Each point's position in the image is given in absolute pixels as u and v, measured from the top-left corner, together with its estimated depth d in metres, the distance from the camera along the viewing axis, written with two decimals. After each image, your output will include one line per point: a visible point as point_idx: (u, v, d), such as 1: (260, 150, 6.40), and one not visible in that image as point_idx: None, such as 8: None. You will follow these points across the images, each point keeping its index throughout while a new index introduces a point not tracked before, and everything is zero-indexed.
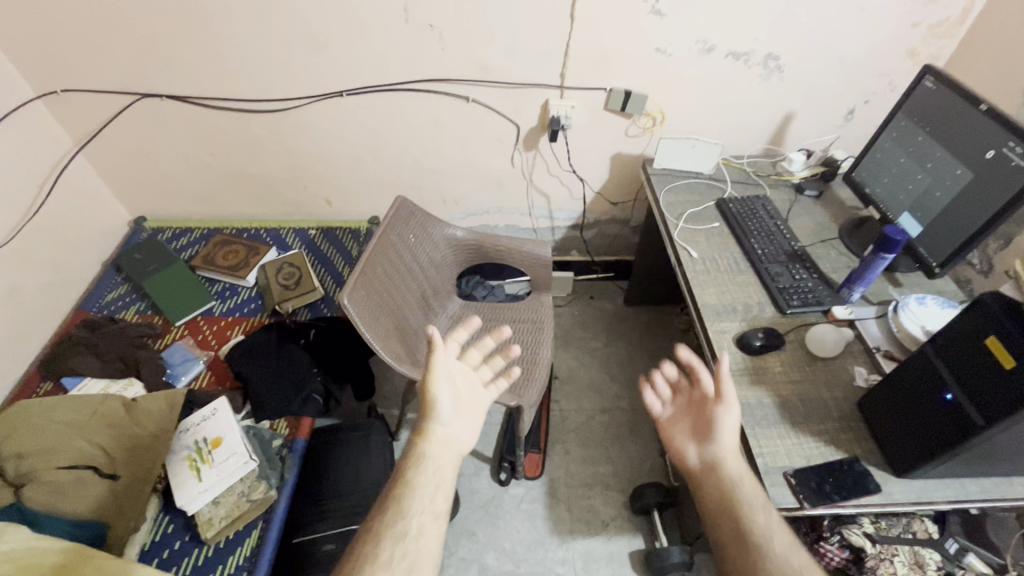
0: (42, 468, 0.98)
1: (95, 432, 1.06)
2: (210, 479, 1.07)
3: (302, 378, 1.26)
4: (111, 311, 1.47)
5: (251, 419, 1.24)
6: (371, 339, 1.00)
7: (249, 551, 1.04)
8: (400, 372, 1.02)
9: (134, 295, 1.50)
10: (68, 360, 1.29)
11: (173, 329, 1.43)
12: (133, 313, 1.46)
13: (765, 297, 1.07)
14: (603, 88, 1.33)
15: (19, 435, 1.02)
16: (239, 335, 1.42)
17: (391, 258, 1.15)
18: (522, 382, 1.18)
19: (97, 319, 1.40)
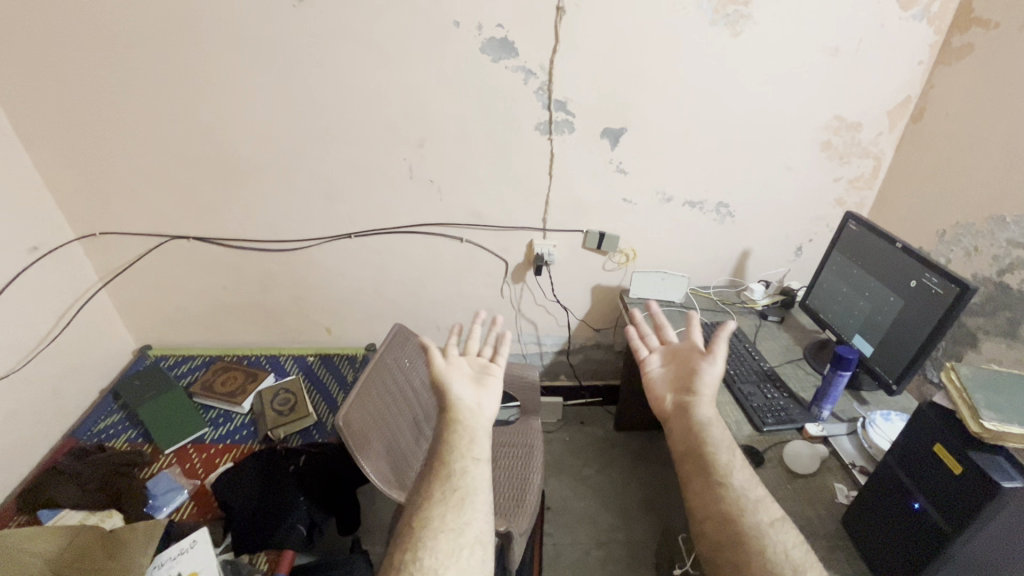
0: None
1: (66, 565, 1.01)
2: None
3: (289, 505, 1.24)
4: (101, 439, 1.47)
5: (230, 552, 1.21)
6: (363, 462, 1.03)
7: None
8: (390, 496, 1.03)
9: (127, 423, 1.52)
10: (49, 492, 1.27)
11: (162, 457, 1.43)
12: (122, 441, 1.47)
13: (741, 415, 1.12)
14: (580, 230, 1.53)
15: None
16: (228, 462, 1.42)
17: (386, 383, 1.21)
18: (511, 506, 1.17)
19: (86, 447, 1.40)
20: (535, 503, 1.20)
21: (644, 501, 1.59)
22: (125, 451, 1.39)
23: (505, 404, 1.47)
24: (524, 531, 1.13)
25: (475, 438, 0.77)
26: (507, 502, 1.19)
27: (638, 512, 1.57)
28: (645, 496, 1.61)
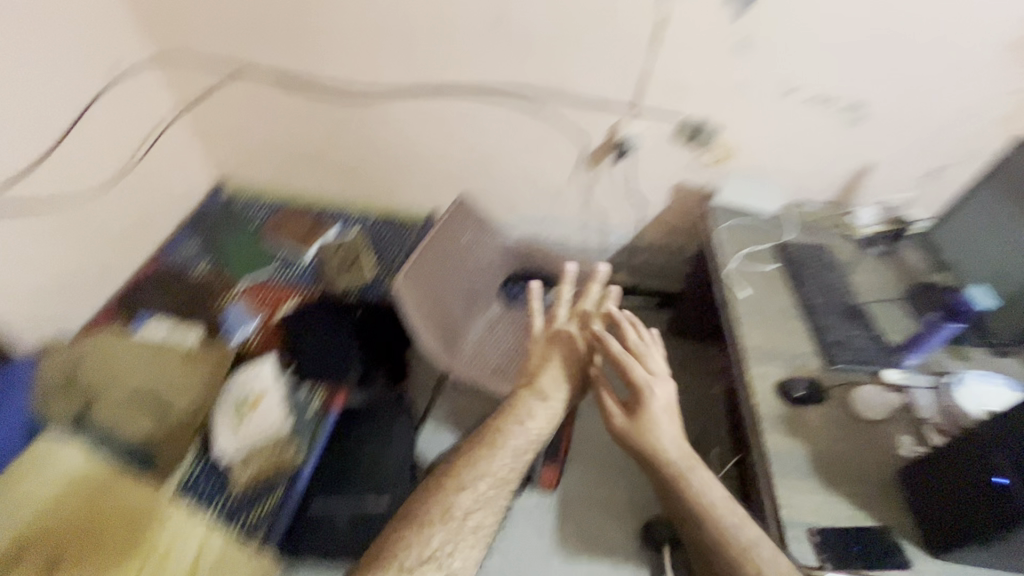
0: (114, 390, 1.13)
1: (159, 369, 1.18)
2: (247, 431, 1.14)
3: (344, 351, 1.29)
4: (180, 262, 1.55)
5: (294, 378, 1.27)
6: (415, 327, 1.08)
7: (268, 509, 1.09)
8: (436, 362, 1.10)
9: (202, 251, 1.58)
10: (143, 304, 1.41)
11: (233, 290, 1.49)
12: (199, 268, 1.54)
13: (813, 348, 1.04)
14: (677, 115, 1.34)
15: (102, 356, 1.17)
16: (291, 305, 1.47)
17: (443, 256, 1.21)
18: None
19: (172, 270, 1.51)
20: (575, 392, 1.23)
21: None
22: (204, 280, 1.49)
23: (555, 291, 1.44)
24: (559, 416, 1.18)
25: (515, 424, 0.84)
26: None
27: None
28: None
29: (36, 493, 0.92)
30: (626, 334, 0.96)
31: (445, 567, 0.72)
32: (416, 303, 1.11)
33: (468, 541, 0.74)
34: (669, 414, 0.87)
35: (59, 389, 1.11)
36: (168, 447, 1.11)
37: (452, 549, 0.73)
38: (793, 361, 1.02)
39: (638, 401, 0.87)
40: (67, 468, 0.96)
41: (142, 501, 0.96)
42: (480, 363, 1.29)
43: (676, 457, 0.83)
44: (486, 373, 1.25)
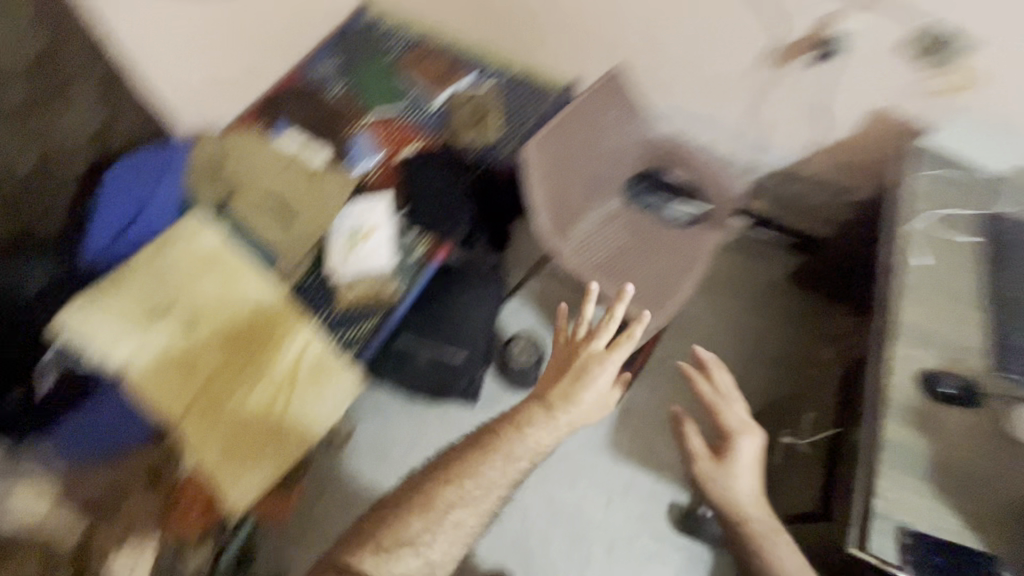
0: (253, 188, 1.21)
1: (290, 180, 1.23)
2: (357, 258, 1.19)
3: (455, 207, 1.27)
4: (314, 80, 1.49)
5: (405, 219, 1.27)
6: (530, 193, 1.10)
7: (363, 333, 1.16)
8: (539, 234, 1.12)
9: (336, 72, 1.50)
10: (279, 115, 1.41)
11: (360, 121, 1.43)
12: (332, 91, 1.48)
13: (978, 342, 0.89)
14: (920, 17, 1.05)
15: (246, 156, 1.24)
16: (412, 150, 1.40)
17: (579, 131, 1.17)
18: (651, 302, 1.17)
19: (306, 87, 1.47)
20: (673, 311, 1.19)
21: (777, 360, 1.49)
22: (336, 104, 1.44)
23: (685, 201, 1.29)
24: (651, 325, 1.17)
25: (512, 432, 0.93)
26: (649, 294, 1.20)
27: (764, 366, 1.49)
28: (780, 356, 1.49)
29: (176, 267, 1.03)
30: (699, 385, 1.10)
31: (423, 553, 0.84)
32: (538, 172, 1.11)
33: (447, 533, 0.86)
34: (751, 467, 1.02)
35: (208, 175, 1.21)
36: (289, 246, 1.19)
37: (430, 537, 0.85)
38: (949, 353, 0.88)
39: (725, 446, 1.04)
40: (198, 254, 1.05)
41: (254, 303, 1.04)
42: (591, 254, 1.24)
43: (757, 517, 0.98)
44: (594, 265, 1.23)
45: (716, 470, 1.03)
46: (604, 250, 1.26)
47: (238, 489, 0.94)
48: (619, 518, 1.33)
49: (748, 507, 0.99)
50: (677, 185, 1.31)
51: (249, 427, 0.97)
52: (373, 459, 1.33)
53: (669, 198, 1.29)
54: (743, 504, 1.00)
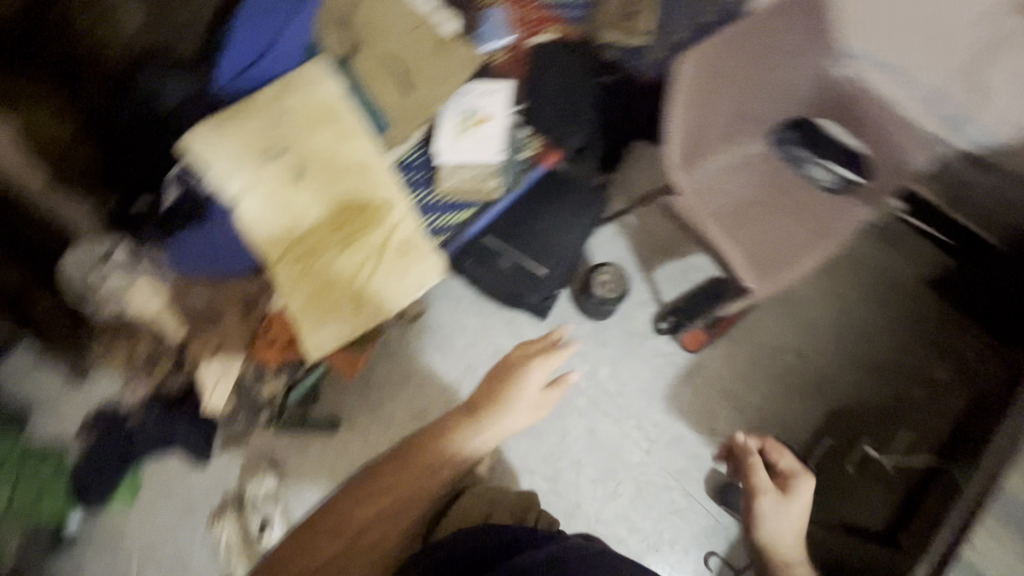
0: (377, 46, 1.12)
1: (418, 45, 1.13)
2: (465, 144, 1.13)
3: (581, 112, 1.20)
4: None
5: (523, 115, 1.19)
6: (670, 113, 0.93)
7: (459, 220, 1.14)
8: (669, 162, 0.99)
9: None
10: None
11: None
12: None
13: None
14: None
15: (376, 12, 1.13)
16: (549, 37, 1.25)
17: (748, 50, 0.99)
18: (770, 266, 1.07)
19: None
20: (795, 279, 1.08)
21: (877, 361, 1.36)
22: None
23: (832, 166, 1.20)
24: (749, 285, 1.05)
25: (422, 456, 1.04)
26: (756, 256, 1.07)
27: (859, 363, 1.36)
28: (881, 358, 1.36)
29: (294, 110, 0.98)
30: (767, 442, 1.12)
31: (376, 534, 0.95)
32: (695, 92, 0.95)
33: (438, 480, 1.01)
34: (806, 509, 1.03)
35: (335, 19, 1.12)
36: (399, 120, 1.12)
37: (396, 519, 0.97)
38: None
39: (789, 481, 1.04)
40: (315, 99, 0.99)
41: (363, 166, 1.02)
42: (705, 196, 1.10)
43: (795, 560, 0.99)
44: (705, 208, 1.09)
45: (780, 501, 1.02)
46: (720, 196, 1.12)
47: (316, 337, 0.98)
48: (657, 467, 1.32)
49: (791, 549, 1.00)
50: (835, 141, 1.22)
51: (337, 286, 0.99)
52: (437, 343, 1.39)
53: (817, 153, 1.21)
54: (786, 546, 1.01)
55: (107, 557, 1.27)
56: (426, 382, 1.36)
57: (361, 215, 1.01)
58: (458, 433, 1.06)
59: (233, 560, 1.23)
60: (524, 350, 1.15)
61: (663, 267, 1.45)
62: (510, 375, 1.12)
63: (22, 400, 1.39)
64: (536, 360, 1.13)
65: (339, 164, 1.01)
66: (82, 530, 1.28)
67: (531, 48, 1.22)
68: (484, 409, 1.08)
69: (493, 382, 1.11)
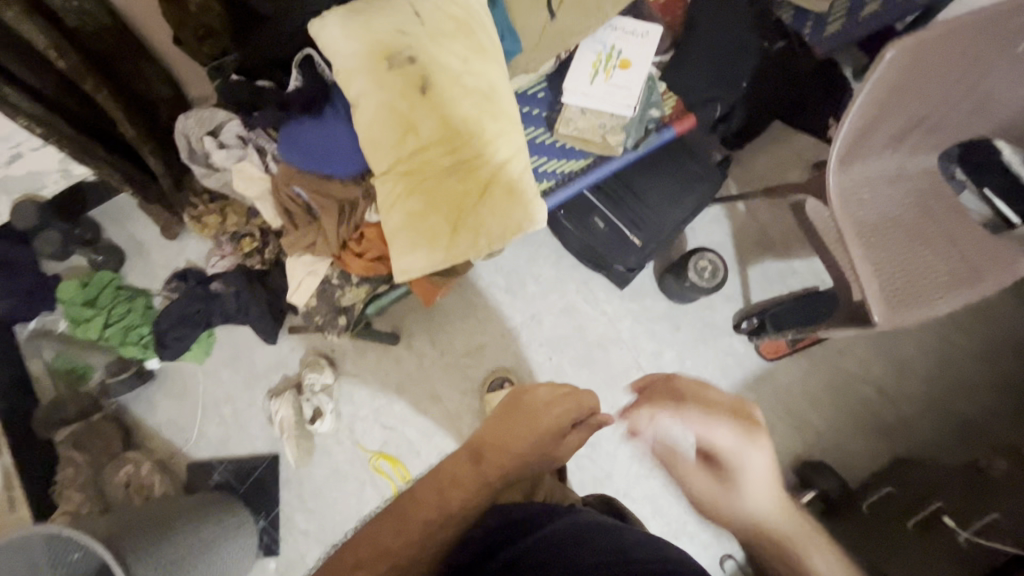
0: None
1: None
2: (597, 90, 1.03)
3: (735, 77, 1.07)
4: None
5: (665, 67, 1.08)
6: (854, 104, 0.81)
7: (570, 170, 1.07)
8: (828, 162, 0.87)
9: None
10: None
11: None
12: None
13: None
14: None
15: None
16: None
17: (961, 48, 0.82)
18: (901, 299, 0.95)
19: None
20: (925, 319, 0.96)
21: (966, 421, 1.25)
22: None
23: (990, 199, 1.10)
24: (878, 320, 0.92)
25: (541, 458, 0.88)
26: (890, 285, 0.96)
27: (946, 416, 1.26)
28: (970, 418, 1.25)
29: (428, 13, 0.90)
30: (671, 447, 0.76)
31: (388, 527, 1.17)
32: (888, 86, 0.81)
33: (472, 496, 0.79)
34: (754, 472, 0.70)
35: None
36: (533, 46, 1.01)
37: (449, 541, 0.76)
38: None
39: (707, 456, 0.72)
40: (457, 7, 0.91)
41: (490, 94, 0.95)
42: (852, 204, 0.98)
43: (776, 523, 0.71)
44: (851, 220, 0.97)
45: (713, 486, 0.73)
46: (867, 206, 1.00)
47: (403, 261, 0.97)
48: None
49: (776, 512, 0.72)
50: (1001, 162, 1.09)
51: (437, 213, 0.96)
52: (509, 285, 1.37)
53: (982, 179, 1.10)
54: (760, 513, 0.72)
55: (175, 401, 1.38)
56: (491, 320, 1.36)
57: (472, 142, 0.95)
58: (468, 471, 0.81)
59: (284, 437, 1.30)
60: (534, 399, 0.91)
61: (759, 265, 1.36)
62: (533, 413, 0.89)
63: (119, 241, 1.47)
64: (559, 404, 0.91)
65: (462, 82, 0.93)
66: (157, 372, 1.40)
67: None
68: (503, 453, 0.83)
69: (512, 421, 0.87)
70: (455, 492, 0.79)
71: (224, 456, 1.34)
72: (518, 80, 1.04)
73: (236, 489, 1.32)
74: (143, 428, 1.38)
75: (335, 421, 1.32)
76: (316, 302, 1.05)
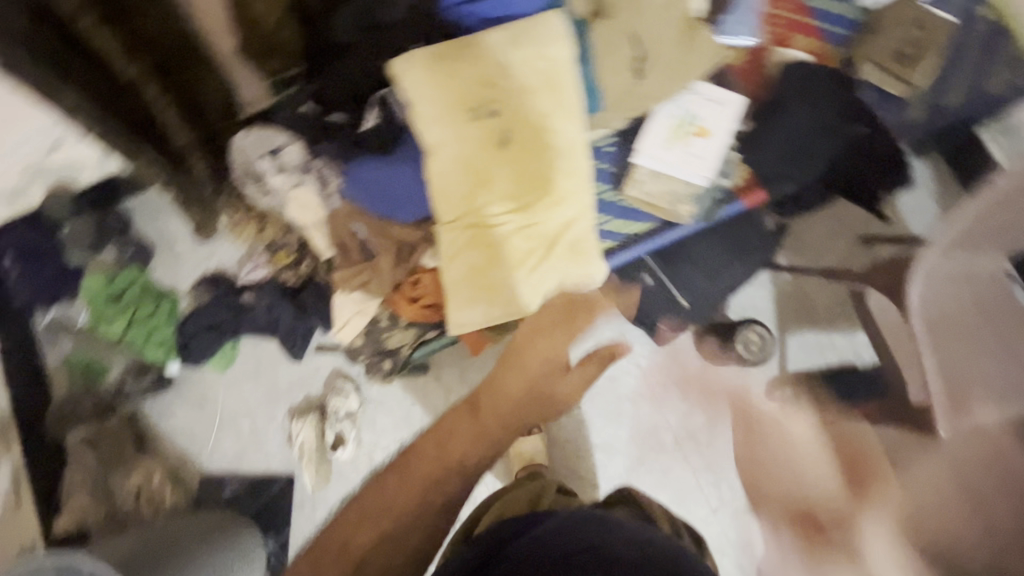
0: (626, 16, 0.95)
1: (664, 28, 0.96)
2: (672, 156, 1.01)
3: (811, 159, 1.05)
4: None
5: (742, 140, 1.06)
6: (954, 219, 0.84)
7: (633, 233, 1.04)
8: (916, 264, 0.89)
9: None
10: None
11: None
12: None
13: None
14: None
15: None
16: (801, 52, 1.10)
17: None
18: (962, 405, 0.94)
19: None
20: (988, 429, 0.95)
21: None
22: None
23: None
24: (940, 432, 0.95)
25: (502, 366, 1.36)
26: (955, 391, 0.95)
27: None
28: None
29: (521, 68, 0.87)
30: None
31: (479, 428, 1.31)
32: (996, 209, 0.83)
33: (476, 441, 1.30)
34: None
35: None
36: (614, 105, 0.98)
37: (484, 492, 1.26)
38: None
39: None
40: (546, 61, 0.88)
41: (568, 150, 0.91)
42: (930, 304, 0.95)
43: None
44: (930, 323, 0.95)
45: None
46: (945, 312, 0.95)
47: (459, 315, 0.94)
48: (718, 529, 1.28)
49: None
50: None
51: (496, 266, 0.92)
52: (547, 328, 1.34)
53: None
54: None
55: (192, 410, 1.35)
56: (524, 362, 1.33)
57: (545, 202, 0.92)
58: (468, 425, 1.32)
59: (304, 460, 1.28)
60: (537, 339, 1.34)
61: (799, 335, 1.30)
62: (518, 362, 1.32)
63: (147, 236, 1.42)
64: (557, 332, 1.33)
65: (544, 139, 0.90)
66: (176, 377, 1.35)
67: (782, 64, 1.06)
68: (493, 402, 1.32)
69: (508, 371, 1.35)
70: (455, 440, 1.31)
71: (239, 471, 1.31)
72: (592, 133, 1.01)
73: (248, 507, 1.29)
74: (156, 433, 1.34)
75: (356, 448, 1.30)
76: (361, 342, 1.03)
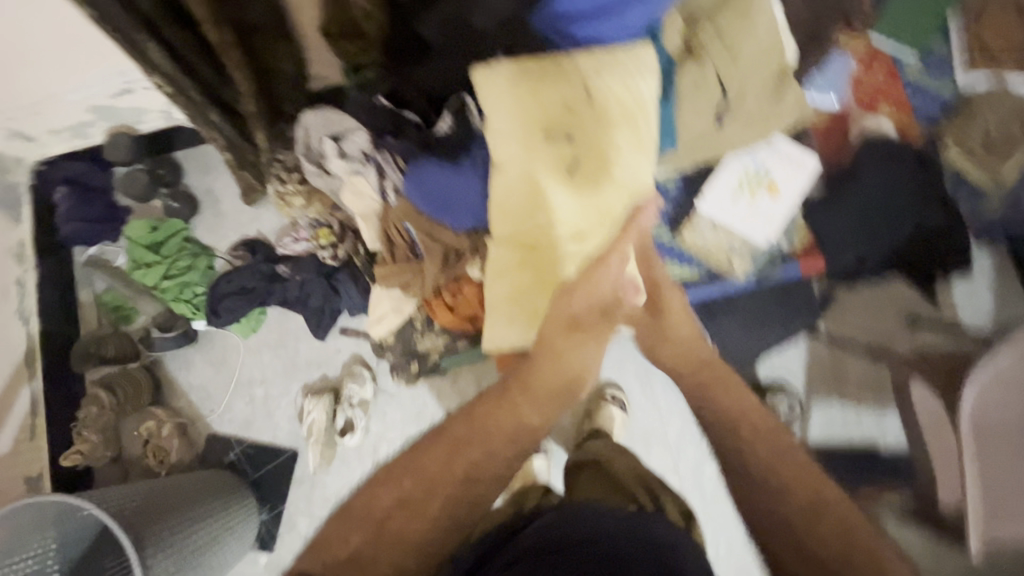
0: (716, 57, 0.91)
1: (753, 75, 0.92)
2: (737, 209, 1.02)
3: (880, 237, 1.00)
4: None
5: (810, 204, 1.02)
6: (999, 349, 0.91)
7: (683, 277, 1.04)
8: (970, 382, 0.90)
9: None
10: None
11: (862, 44, 1.11)
12: None
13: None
14: None
15: (736, 13, 0.89)
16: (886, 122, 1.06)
17: None
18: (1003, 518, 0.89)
19: None
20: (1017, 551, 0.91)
21: None
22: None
23: None
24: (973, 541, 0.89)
25: None
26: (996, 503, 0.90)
27: None
28: None
29: (604, 95, 0.85)
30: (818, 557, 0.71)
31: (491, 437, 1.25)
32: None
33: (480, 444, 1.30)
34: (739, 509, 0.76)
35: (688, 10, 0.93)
36: (686, 146, 0.96)
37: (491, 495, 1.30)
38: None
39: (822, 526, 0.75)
40: (628, 94, 0.85)
41: (633, 187, 0.89)
42: (981, 410, 0.92)
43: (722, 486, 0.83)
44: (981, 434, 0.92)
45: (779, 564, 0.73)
46: (995, 422, 0.91)
47: (498, 332, 0.94)
48: None
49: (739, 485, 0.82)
50: None
51: (542, 294, 0.92)
52: None
53: None
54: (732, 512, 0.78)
55: (211, 369, 1.36)
56: None
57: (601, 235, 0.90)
58: None
59: (310, 441, 1.28)
60: None
61: (824, 406, 1.26)
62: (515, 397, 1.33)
63: (195, 190, 1.43)
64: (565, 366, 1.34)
65: (611, 169, 0.87)
66: (201, 334, 1.37)
67: (867, 133, 1.02)
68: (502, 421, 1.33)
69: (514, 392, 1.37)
70: None
71: (245, 437, 1.32)
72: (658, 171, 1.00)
73: (248, 474, 1.30)
74: (173, 386, 1.35)
75: (363, 437, 1.30)
76: (393, 340, 1.03)
